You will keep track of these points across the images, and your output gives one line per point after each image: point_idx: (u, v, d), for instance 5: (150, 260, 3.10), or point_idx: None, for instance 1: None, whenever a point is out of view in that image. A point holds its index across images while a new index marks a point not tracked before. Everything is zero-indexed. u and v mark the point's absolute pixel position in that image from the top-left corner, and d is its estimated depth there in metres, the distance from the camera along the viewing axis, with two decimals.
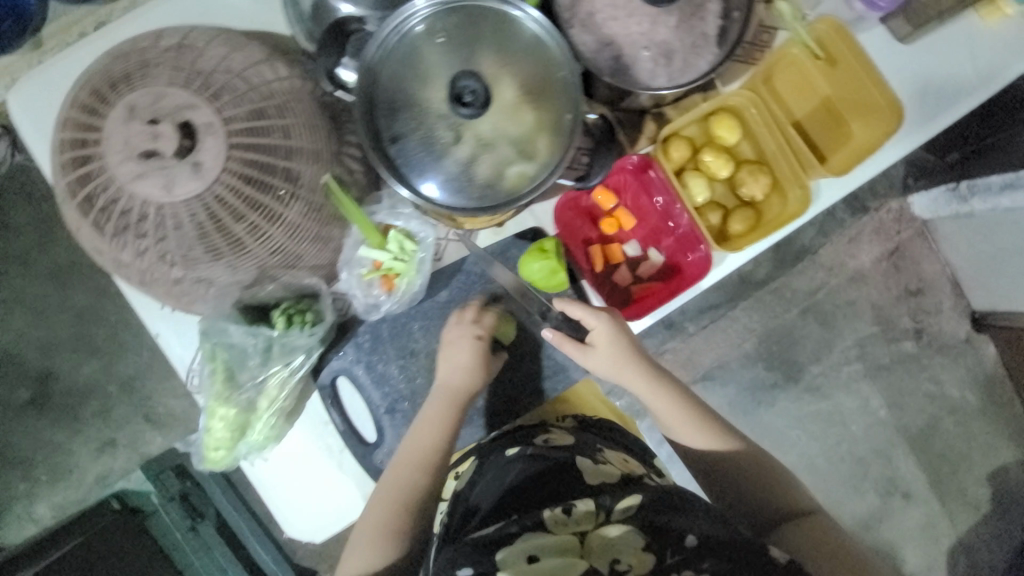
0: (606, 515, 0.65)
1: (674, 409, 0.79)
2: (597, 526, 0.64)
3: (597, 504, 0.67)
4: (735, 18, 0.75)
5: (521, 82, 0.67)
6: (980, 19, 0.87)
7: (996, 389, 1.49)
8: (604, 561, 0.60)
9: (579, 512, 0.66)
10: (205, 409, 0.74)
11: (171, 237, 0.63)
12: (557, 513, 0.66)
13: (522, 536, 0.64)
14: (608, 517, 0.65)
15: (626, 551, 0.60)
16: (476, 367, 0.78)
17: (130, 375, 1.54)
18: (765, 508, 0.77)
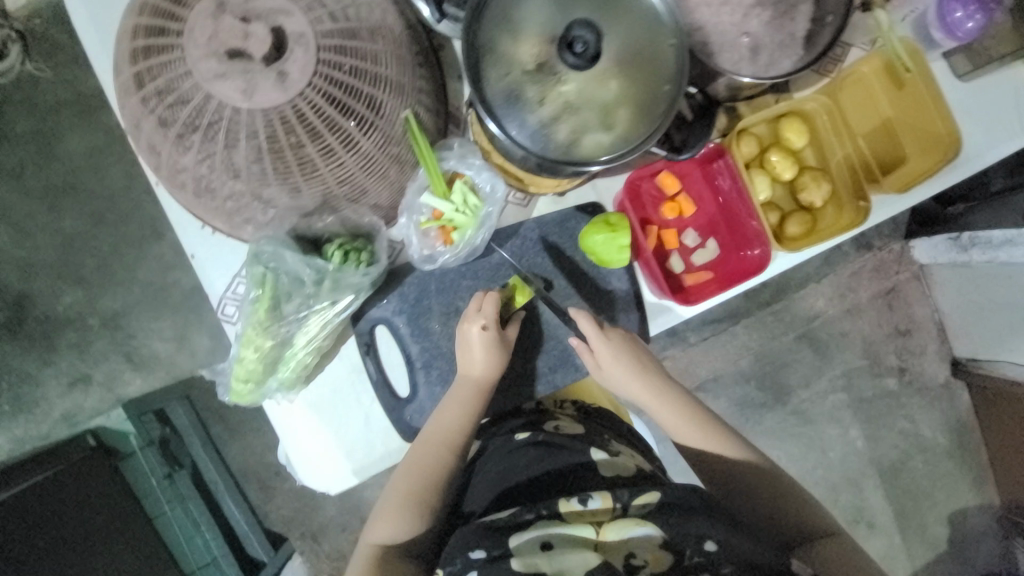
0: (623, 506, 0.65)
1: (681, 420, 0.77)
2: (612, 519, 0.64)
3: (615, 497, 0.65)
4: (828, 23, 0.74)
5: (625, 46, 0.64)
6: None
7: (965, 436, 1.53)
8: (619, 555, 0.61)
9: (596, 505, 0.65)
10: (241, 337, 0.70)
11: (241, 147, 0.60)
12: (573, 504, 0.65)
13: (536, 525, 0.64)
14: (624, 511, 0.64)
15: (643, 548, 0.60)
16: (494, 360, 0.74)
17: (115, 312, 1.44)
18: (787, 524, 0.72)
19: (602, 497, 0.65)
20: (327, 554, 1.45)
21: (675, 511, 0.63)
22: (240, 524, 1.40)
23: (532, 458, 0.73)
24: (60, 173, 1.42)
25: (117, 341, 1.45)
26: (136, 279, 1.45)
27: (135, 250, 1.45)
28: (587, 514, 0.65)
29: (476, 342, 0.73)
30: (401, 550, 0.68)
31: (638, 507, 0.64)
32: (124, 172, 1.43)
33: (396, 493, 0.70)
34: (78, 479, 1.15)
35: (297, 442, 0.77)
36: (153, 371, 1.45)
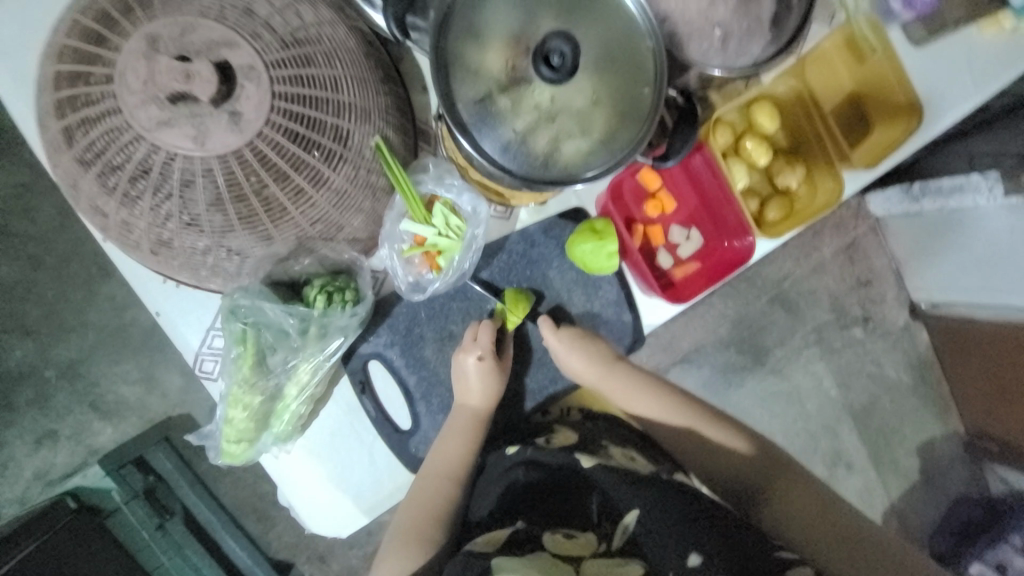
0: (607, 545, 0.61)
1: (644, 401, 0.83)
2: (593, 555, 0.60)
3: (598, 536, 0.63)
4: (793, 6, 0.73)
5: (598, 55, 0.61)
6: (981, 30, 0.87)
7: (928, 371, 1.64)
8: None
9: (580, 538, 0.62)
10: (226, 396, 0.66)
11: (200, 197, 0.54)
12: (558, 535, 0.62)
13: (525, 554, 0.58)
14: (607, 549, 0.61)
15: None
16: (491, 387, 0.74)
17: (70, 360, 1.35)
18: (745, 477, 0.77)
19: (585, 538, 0.62)
20: (337, 572, 1.44)
21: (650, 533, 0.60)
22: (242, 558, 1.36)
23: (525, 477, 0.71)
24: None
25: (79, 391, 1.36)
26: (89, 323, 1.35)
27: (83, 291, 1.34)
28: (570, 546, 0.60)
29: (471, 370, 0.73)
30: None
31: (620, 539, 0.61)
32: (57, 209, 1.32)
33: (402, 525, 0.70)
34: (61, 549, 1.08)
35: (301, 493, 0.74)
36: (125, 417, 1.37)
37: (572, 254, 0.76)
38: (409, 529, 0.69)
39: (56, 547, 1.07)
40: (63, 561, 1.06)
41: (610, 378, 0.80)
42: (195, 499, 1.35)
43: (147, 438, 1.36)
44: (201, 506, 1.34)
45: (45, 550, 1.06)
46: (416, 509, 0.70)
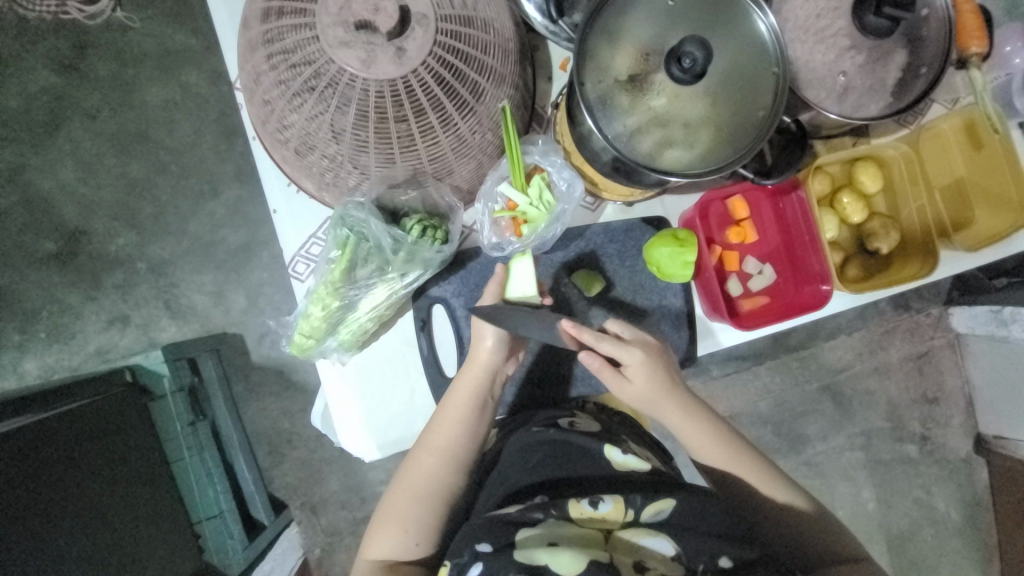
0: (634, 513, 0.66)
1: (713, 448, 0.77)
2: (622, 526, 0.65)
3: (627, 502, 0.66)
4: (920, 75, 0.75)
5: (724, 74, 0.66)
6: None
7: (980, 515, 1.49)
8: (628, 559, 0.61)
9: (606, 509, 0.66)
10: (312, 293, 0.72)
11: (349, 112, 0.63)
12: (584, 506, 0.67)
13: (546, 523, 0.64)
14: (635, 519, 0.65)
15: (653, 559, 0.61)
16: (497, 335, 0.74)
17: (161, 259, 1.51)
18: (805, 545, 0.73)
19: (614, 504, 0.67)
20: (324, 528, 1.50)
21: (684, 522, 0.64)
22: (247, 482, 1.43)
23: (546, 453, 0.74)
24: (134, 120, 1.50)
25: (159, 287, 1.51)
26: (186, 231, 1.51)
27: (191, 203, 1.51)
28: (599, 517, 0.66)
29: (487, 329, 0.74)
30: (405, 553, 0.71)
31: (649, 517, 0.65)
32: (193, 128, 1.51)
33: (392, 505, 0.72)
34: (104, 409, 1.13)
35: (340, 407, 0.78)
36: (188, 320, 1.52)
37: (648, 254, 0.78)
38: (401, 515, 0.72)
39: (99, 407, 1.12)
40: (100, 425, 1.10)
41: (662, 404, 0.75)
42: (225, 414, 1.43)
43: (201, 346, 1.46)
44: (228, 423, 1.43)
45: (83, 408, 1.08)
46: (411, 490, 0.73)
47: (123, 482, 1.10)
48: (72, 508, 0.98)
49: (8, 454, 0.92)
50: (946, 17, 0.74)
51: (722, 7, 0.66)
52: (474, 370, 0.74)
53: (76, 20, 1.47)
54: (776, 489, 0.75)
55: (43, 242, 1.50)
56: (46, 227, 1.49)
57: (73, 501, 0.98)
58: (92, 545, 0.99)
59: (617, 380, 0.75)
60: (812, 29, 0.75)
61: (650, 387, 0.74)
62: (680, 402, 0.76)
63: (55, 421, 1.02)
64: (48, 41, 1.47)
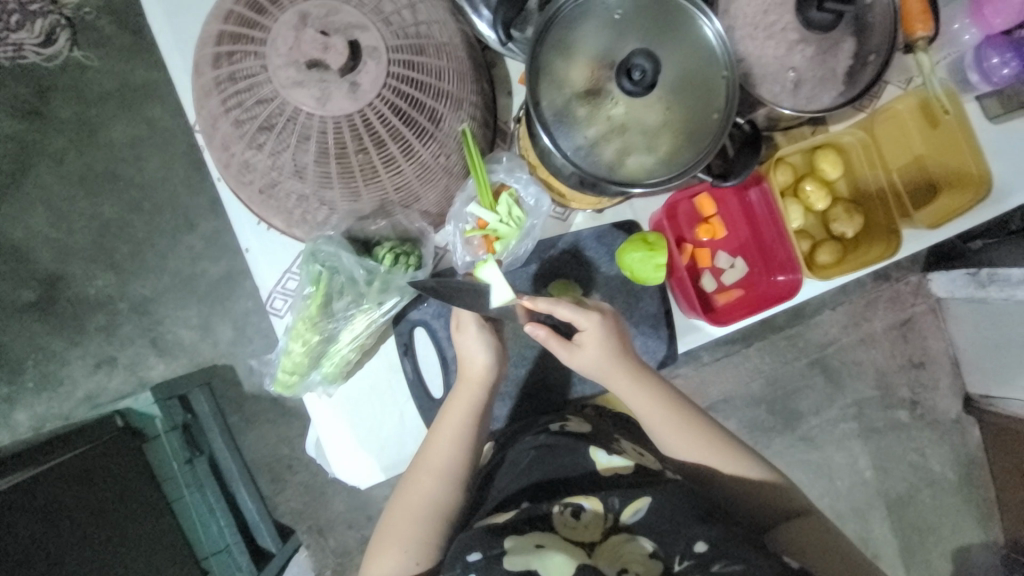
0: (615, 517, 0.69)
1: (681, 434, 0.78)
2: (605, 536, 0.67)
3: (606, 507, 0.69)
4: (869, 63, 0.77)
5: (676, 82, 0.67)
6: None
7: (974, 473, 1.53)
8: (611, 564, 0.64)
9: (588, 514, 0.69)
10: (291, 329, 0.73)
11: (310, 148, 0.63)
12: (567, 516, 0.69)
13: (532, 533, 0.66)
14: (616, 523, 0.68)
15: (634, 561, 0.64)
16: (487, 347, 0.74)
17: (143, 297, 1.50)
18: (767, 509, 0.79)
19: (596, 510, 0.69)
20: (333, 550, 1.51)
21: (661, 517, 0.67)
22: (251, 512, 1.42)
23: (533, 460, 0.76)
24: (102, 160, 1.48)
25: (144, 325, 1.50)
26: (166, 267, 1.50)
27: (169, 238, 1.50)
28: (581, 527, 0.68)
29: (479, 344, 0.75)
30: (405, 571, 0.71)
31: (629, 516, 0.68)
32: (163, 162, 1.50)
33: (391, 526, 0.73)
34: (93, 465, 1.09)
35: (331, 438, 0.79)
36: (177, 356, 1.51)
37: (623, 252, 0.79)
38: (400, 536, 0.72)
39: (88, 462, 1.09)
40: (99, 471, 1.10)
41: (616, 376, 0.76)
42: (222, 448, 1.43)
43: (191, 381, 1.45)
44: (226, 455, 1.43)
45: (67, 466, 1.05)
46: (409, 512, 0.73)
47: (125, 538, 1.09)
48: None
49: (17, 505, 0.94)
50: (889, 3, 0.75)
51: (669, 17, 0.67)
52: (470, 386, 0.75)
53: (31, 62, 1.45)
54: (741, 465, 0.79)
55: (20, 292, 1.48)
56: (22, 276, 1.48)
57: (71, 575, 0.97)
58: None
59: (568, 348, 0.76)
60: (762, 24, 0.76)
61: (600, 354, 0.75)
62: (650, 385, 0.78)
63: (40, 492, 0.99)
64: (4, 87, 1.45)
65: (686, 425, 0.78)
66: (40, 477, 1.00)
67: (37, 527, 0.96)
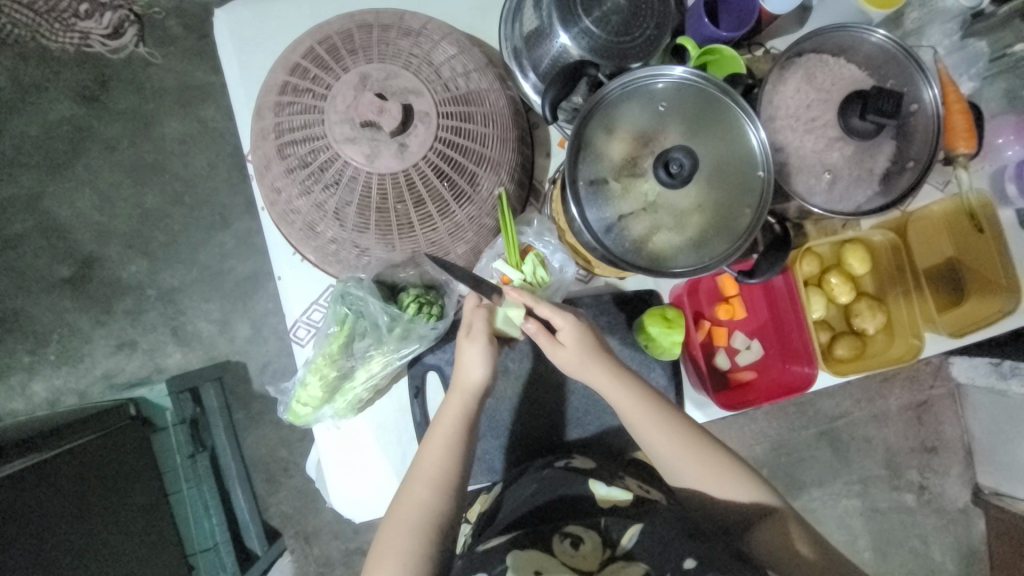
0: (612, 549, 0.70)
1: (677, 450, 0.74)
2: (602, 565, 0.68)
3: (605, 539, 0.71)
4: (908, 169, 0.77)
5: (712, 177, 0.69)
6: None
7: (978, 568, 1.48)
8: None
9: (586, 545, 0.70)
10: (310, 363, 0.75)
11: (353, 199, 0.67)
12: (565, 545, 0.70)
13: (530, 552, 0.69)
14: (613, 553, 0.69)
15: None
16: (486, 360, 0.71)
17: (171, 286, 1.56)
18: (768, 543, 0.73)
19: (594, 542, 0.70)
20: (317, 555, 1.52)
21: (655, 542, 0.69)
22: (243, 512, 1.45)
23: (536, 494, 0.78)
24: (151, 152, 1.56)
25: (167, 313, 1.56)
26: (196, 260, 1.56)
27: (203, 233, 1.56)
28: (579, 557, 0.69)
29: (479, 355, 0.71)
30: None
31: (627, 543, 0.70)
32: (207, 161, 1.56)
33: (388, 539, 0.69)
34: (96, 456, 1.11)
35: (334, 469, 0.81)
36: (194, 347, 1.55)
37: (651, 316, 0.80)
38: (396, 548, 0.68)
39: (93, 453, 1.10)
40: (103, 462, 1.12)
41: (597, 376, 0.73)
42: (225, 443, 1.46)
43: (204, 374, 1.48)
44: (228, 452, 1.46)
45: (75, 456, 1.06)
46: (402, 524, 0.69)
47: (116, 532, 1.10)
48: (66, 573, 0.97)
49: (29, 491, 0.96)
50: (933, 113, 0.76)
51: (713, 117, 0.69)
52: (458, 392, 0.73)
53: (101, 56, 1.54)
54: (739, 488, 0.75)
55: (57, 267, 1.55)
56: (61, 253, 1.55)
57: (63, 567, 0.97)
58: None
59: (551, 346, 0.74)
60: (802, 119, 0.78)
61: (581, 350, 0.73)
62: (640, 392, 0.74)
63: (46, 481, 0.99)
64: (72, 75, 1.53)
65: (681, 438, 0.74)
66: (57, 459, 1.02)
67: (37, 517, 0.96)
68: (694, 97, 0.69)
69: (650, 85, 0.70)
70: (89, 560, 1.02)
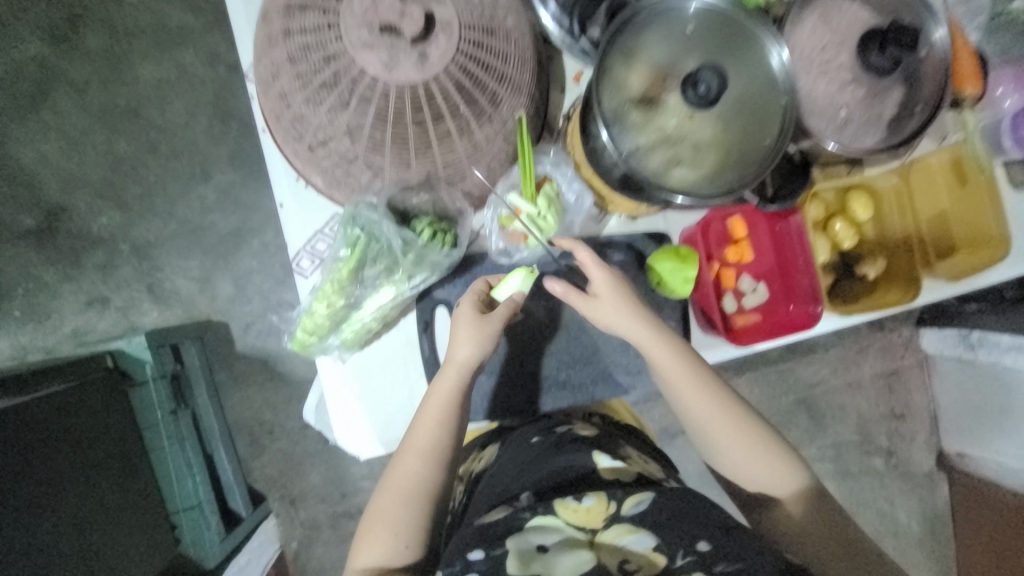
0: (618, 505, 0.61)
1: (707, 410, 0.75)
2: (606, 523, 0.61)
3: (609, 494, 0.62)
4: (916, 112, 0.78)
5: (736, 100, 0.68)
6: None
7: (939, 530, 1.56)
8: (613, 558, 0.59)
9: (589, 503, 0.61)
10: (317, 290, 0.72)
11: (369, 112, 0.64)
12: (568, 501, 0.62)
13: (533, 524, 0.61)
14: (619, 512, 0.61)
15: (637, 555, 0.59)
16: (483, 335, 0.71)
17: (148, 241, 1.47)
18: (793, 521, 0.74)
19: (598, 497, 0.62)
20: (302, 522, 1.48)
21: (669, 509, 0.61)
22: (225, 472, 1.40)
23: (537, 459, 0.71)
24: (124, 98, 1.45)
25: (143, 270, 1.47)
26: (175, 214, 1.47)
27: (182, 186, 1.47)
28: (582, 512, 0.61)
29: (467, 331, 0.71)
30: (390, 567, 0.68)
31: (631, 507, 0.61)
32: (187, 109, 1.47)
33: (380, 509, 0.70)
34: (76, 403, 1.06)
35: (336, 406, 0.78)
36: (173, 306, 1.48)
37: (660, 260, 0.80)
38: (391, 521, 0.69)
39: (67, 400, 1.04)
40: (81, 414, 1.06)
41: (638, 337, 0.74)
42: (208, 404, 1.39)
43: (184, 333, 1.42)
44: (210, 413, 1.39)
45: (47, 404, 0.99)
46: (395, 495, 0.70)
47: (99, 489, 1.05)
48: (50, 517, 0.95)
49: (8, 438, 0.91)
50: (942, 56, 0.78)
51: (739, 41, 0.69)
52: (450, 369, 0.72)
53: None
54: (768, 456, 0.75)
55: (22, 218, 1.45)
56: (27, 203, 1.44)
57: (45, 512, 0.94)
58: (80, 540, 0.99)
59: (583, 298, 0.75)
60: (817, 61, 0.78)
61: (611, 296, 0.74)
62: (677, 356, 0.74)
63: (16, 428, 0.93)
64: (37, 9, 1.42)
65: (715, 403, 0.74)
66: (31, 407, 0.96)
67: (15, 464, 0.92)
68: (720, 20, 0.68)
69: (679, 7, 0.69)
70: (72, 506, 0.99)
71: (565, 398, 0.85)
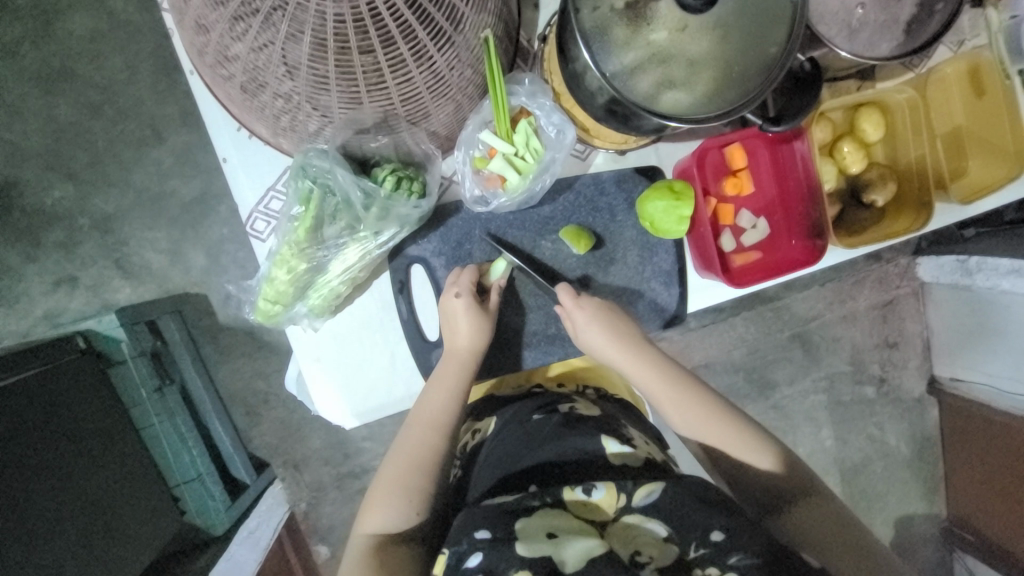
0: (627, 499, 0.59)
1: (653, 380, 0.74)
2: (616, 516, 0.59)
3: (618, 486, 0.60)
4: (937, 11, 0.68)
5: (737, 2, 0.58)
6: None
7: (927, 449, 1.58)
8: (625, 549, 0.56)
9: (598, 496, 0.60)
10: (274, 254, 0.66)
11: (303, 41, 0.52)
12: (578, 494, 0.60)
13: (543, 511, 0.58)
14: (628, 504, 0.59)
15: (649, 545, 0.56)
16: (478, 328, 0.71)
17: (107, 214, 1.36)
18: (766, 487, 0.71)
19: (607, 489, 0.60)
20: (308, 483, 1.46)
21: (678, 500, 0.58)
22: (225, 444, 1.36)
23: (544, 439, 0.67)
24: (56, 55, 1.30)
25: (106, 245, 1.37)
26: (131, 182, 1.35)
27: (134, 150, 1.34)
28: (590, 505, 0.59)
29: (458, 311, 0.71)
30: (397, 538, 0.64)
31: (641, 498, 0.59)
32: (125, 62, 1.32)
33: (386, 480, 0.67)
34: (56, 387, 1.01)
35: (310, 375, 0.73)
36: (144, 281, 1.38)
37: (652, 201, 0.73)
38: (395, 491, 0.66)
39: (42, 385, 0.99)
40: (68, 397, 1.02)
41: (594, 324, 0.73)
42: (194, 379, 1.33)
43: (160, 308, 1.33)
44: (199, 388, 1.34)
45: (23, 390, 0.95)
46: (405, 462, 0.67)
47: (98, 473, 1.03)
48: (39, 498, 0.92)
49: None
50: None
51: None
52: (452, 360, 0.71)
53: None
54: (719, 419, 0.73)
55: None
56: None
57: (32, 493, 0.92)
58: (82, 521, 0.98)
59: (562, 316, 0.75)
60: None
61: (586, 310, 0.74)
62: (616, 331, 0.74)
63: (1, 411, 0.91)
64: None
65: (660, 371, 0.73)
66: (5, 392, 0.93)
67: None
68: None
69: None
70: (63, 490, 0.96)
71: (552, 354, 0.80)
